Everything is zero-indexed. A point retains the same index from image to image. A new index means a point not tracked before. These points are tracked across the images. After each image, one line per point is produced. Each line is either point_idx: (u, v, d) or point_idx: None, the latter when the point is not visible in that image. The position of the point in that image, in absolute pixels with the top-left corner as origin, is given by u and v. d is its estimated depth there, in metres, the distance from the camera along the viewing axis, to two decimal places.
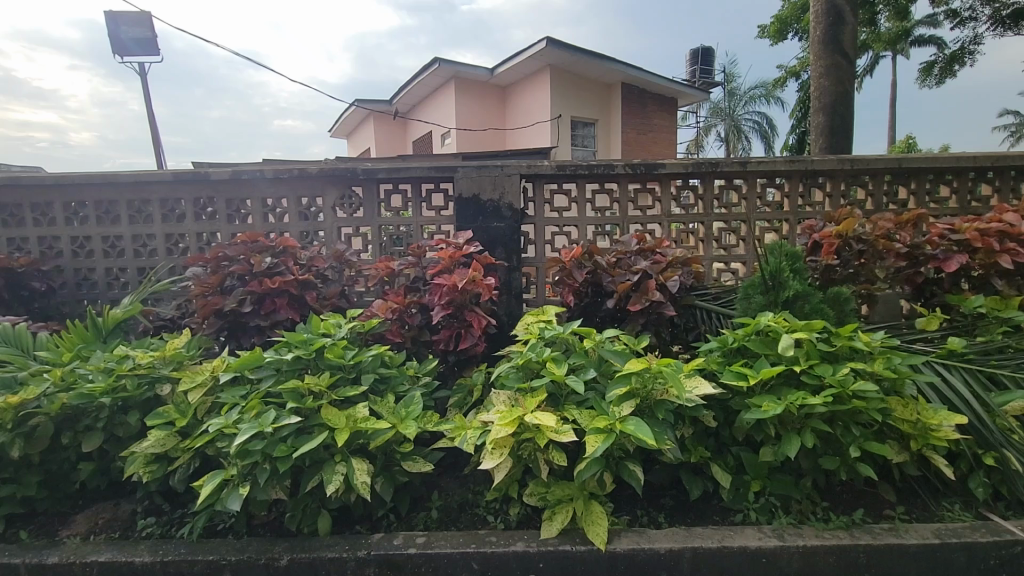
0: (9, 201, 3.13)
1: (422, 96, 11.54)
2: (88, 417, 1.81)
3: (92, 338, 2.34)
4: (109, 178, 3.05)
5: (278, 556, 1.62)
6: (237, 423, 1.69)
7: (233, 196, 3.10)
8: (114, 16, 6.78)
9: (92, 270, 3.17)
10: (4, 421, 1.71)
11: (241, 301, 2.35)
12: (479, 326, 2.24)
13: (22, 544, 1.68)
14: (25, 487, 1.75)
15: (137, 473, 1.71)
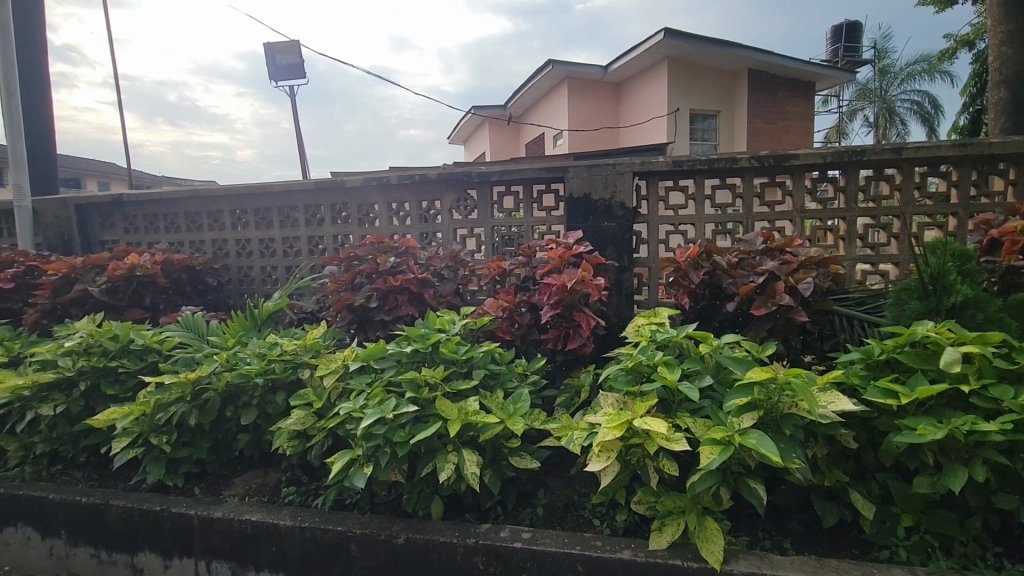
0: (193, 210, 3.75)
1: (535, 99, 11.71)
2: (246, 394, 2.09)
3: (250, 327, 2.71)
4: (265, 188, 3.52)
5: (396, 534, 1.74)
6: (362, 408, 1.84)
7: (364, 201, 3.39)
8: (272, 47, 7.85)
9: (252, 268, 3.67)
10: (186, 393, 2.04)
11: (369, 297, 2.57)
12: (587, 326, 2.22)
13: (196, 499, 1.99)
14: (199, 449, 2.08)
15: (282, 446, 1.95)
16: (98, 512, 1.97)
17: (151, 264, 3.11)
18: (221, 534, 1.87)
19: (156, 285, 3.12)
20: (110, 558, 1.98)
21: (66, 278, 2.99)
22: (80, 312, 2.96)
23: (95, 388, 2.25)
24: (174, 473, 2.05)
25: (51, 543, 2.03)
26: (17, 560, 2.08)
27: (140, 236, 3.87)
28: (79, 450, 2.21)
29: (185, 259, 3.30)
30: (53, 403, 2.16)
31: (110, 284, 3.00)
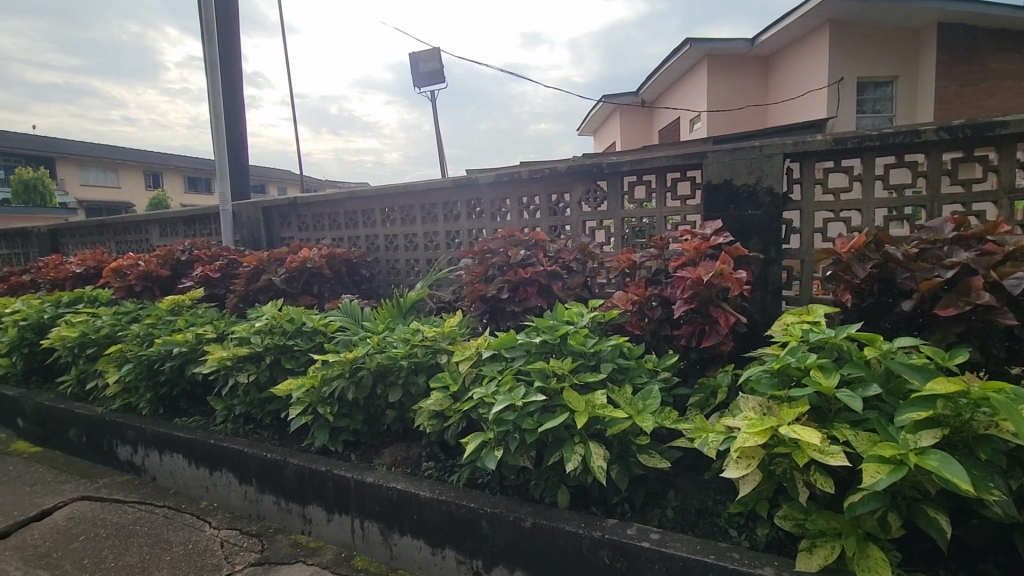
0: (350, 209, 4.22)
1: (670, 82, 11.12)
2: (393, 374, 2.31)
3: (396, 314, 3.00)
4: (410, 187, 3.84)
5: (524, 517, 1.80)
6: (494, 394, 1.93)
7: (497, 196, 3.53)
8: (416, 57, 8.50)
9: (398, 261, 4.03)
10: (345, 370, 2.32)
11: (500, 289, 2.67)
12: (726, 323, 2.06)
13: (353, 464, 2.26)
14: (356, 421, 2.34)
15: (422, 423, 2.11)
16: (278, 467, 2.33)
17: (318, 258, 3.58)
18: (372, 497, 2.10)
19: (322, 276, 3.57)
20: (287, 507, 2.33)
21: (256, 269, 3.55)
22: (266, 298, 3.49)
23: (276, 362, 2.65)
24: (336, 439, 2.34)
25: (245, 488, 2.45)
26: (222, 499, 2.54)
27: (310, 233, 4.47)
28: (265, 414, 2.62)
29: (344, 253, 3.73)
30: (247, 372, 2.59)
31: (288, 275, 3.50)
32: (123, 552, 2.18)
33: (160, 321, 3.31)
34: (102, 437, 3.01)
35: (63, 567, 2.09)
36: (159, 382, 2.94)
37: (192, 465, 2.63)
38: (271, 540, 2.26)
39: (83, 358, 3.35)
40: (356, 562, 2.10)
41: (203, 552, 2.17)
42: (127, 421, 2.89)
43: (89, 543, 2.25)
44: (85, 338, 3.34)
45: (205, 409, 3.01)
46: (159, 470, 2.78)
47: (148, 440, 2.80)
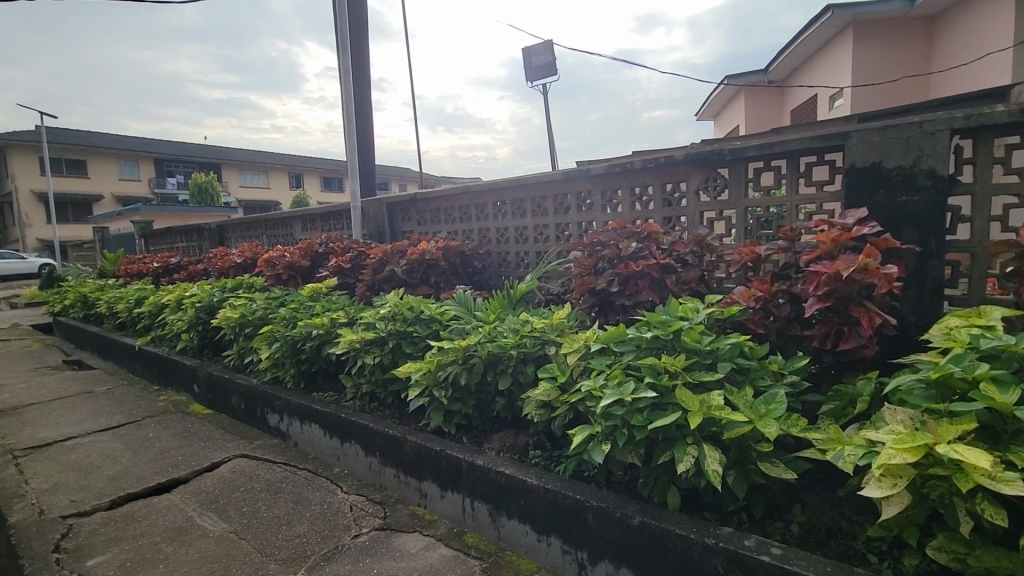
0: (465, 203, 4.41)
1: (805, 56, 10.05)
2: (502, 363, 2.39)
3: (507, 305, 3.09)
4: (521, 181, 3.92)
5: (631, 515, 1.76)
6: (602, 387, 1.91)
7: (608, 187, 3.47)
8: (529, 50, 8.58)
9: (508, 254, 4.13)
10: (458, 357, 2.43)
11: (610, 282, 2.62)
12: (869, 324, 1.84)
13: (465, 446, 2.37)
14: (467, 405, 2.45)
15: (530, 413, 2.15)
16: (399, 443, 2.53)
17: (435, 250, 3.79)
18: (482, 480, 2.19)
19: (438, 267, 3.78)
20: (406, 480, 2.52)
21: (380, 260, 3.86)
22: (389, 287, 3.77)
23: (398, 347, 2.87)
24: (450, 422, 2.46)
25: (370, 460, 2.69)
26: (351, 467, 2.82)
27: (428, 227, 4.75)
28: (388, 394, 2.84)
29: (459, 246, 3.91)
30: (372, 355, 2.83)
31: (409, 266, 3.75)
32: (273, 505, 2.51)
33: (302, 306, 3.73)
34: (257, 405, 3.48)
35: (228, 512, 2.47)
36: (300, 359, 3.33)
37: (327, 435, 2.94)
38: (392, 509, 2.46)
39: (243, 336, 3.89)
40: (466, 539, 2.21)
41: (336, 513, 2.42)
42: (276, 392, 3.31)
43: (247, 495, 2.62)
44: (244, 319, 3.88)
45: (337, 386, 3.34)
46: (300, 438, 3.16)
47: (292, 410, 3.18)
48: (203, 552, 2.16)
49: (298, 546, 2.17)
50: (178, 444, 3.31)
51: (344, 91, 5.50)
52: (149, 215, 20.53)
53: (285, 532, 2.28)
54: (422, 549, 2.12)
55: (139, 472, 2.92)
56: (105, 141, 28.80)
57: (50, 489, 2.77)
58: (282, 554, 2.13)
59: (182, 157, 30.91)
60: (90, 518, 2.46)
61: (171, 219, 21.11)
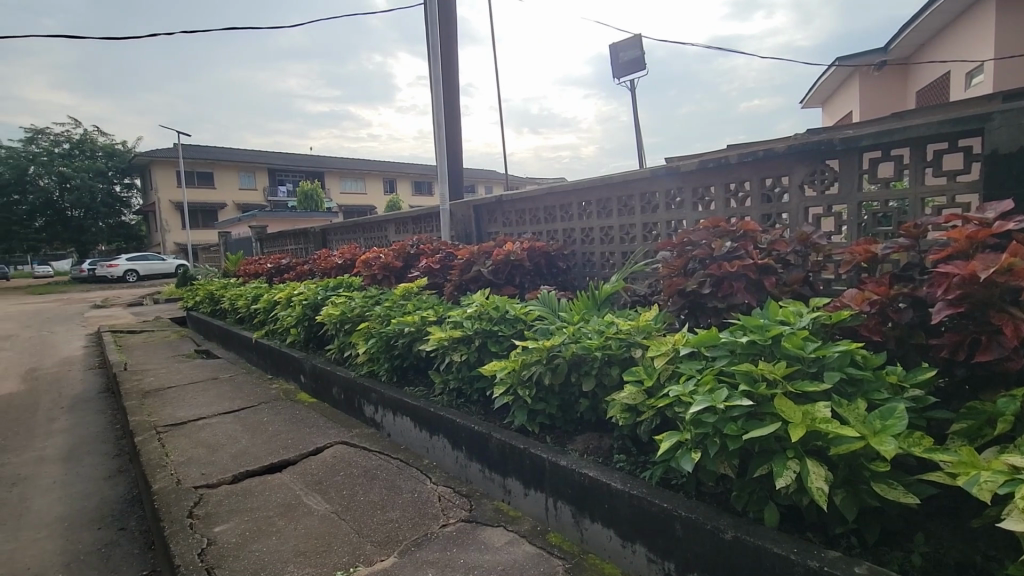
0: (549, 204, 4.42)
1: (935, 29, 8.93)
2: (587, 364, 2.36)
3: (592, 306, 3.06)
4: (607, 180, 3.87)
5: (723, 528, 1.67)
6: (692, 393, 1.83)
7: (700, 183, 3.31)
8: (617, 46, 8.43)
9: (593, 254, 4.08)
10: (543, 356, 2.44)
11: (702, 283, 2.50)
12: (1012, 332, 1.57)
13: (549, 446, 2.38)
14: (551, 405, 2.45)
15: (615, 416, 2.10)
16: (483, 439, 2.60)
17: (520, 251, 3.84)
18: (565, 481, 2.20)
19: (523, 268, 3.83)
20: (491, 476, 2.58)
21: (467, 261, 3.98)
22: (475, 287, 3.87)
23: (484, 345, 2.94)
24: (533, 421, 2.48)
25: (457, 454, 2.79)
26: (440, 460, 2.93)
27: (513, 228, 4.82)
28: (474, 390, 2.92)
29: (543, 247, 3.93)
30: (459, 352, 2.92)
31: (494, 266, 3.83)
32: (369, 490, 2.69)
33: (395, 305, 3.95)
34: (355, 397, 3.73)
35: (330, 494, 2.67)
36: (393, 355, 3.52)
37: (417, 428, 3.09)
38: (478, 502, 2.52)
39: (343, 332, 4.19)
40: (550, 538, 2.22)
41: (425, 502, 2.53)
42: (371, 385, 3.53)
43: (346, 479, 2.83)
44: (344, 316, 4.17)
45: (427, 381, 3.50)
46: (392, 429, 3.34)
47: (385, 403, 3.38)
48: (309, 529, 2.35)
49: (392, 530, 2.30)
50: (287, 429, 3.63)
51: (434, 98, 5.74)
52: (264, 220, 22.73)
53: (380, 516, 2.42)
54: (507, 544, 2.16)
55: (255, 452, 3.25)
56: (229, 155, 32.29)
57: (185, 462, 3.16)
58: (377, 536, 2.27)
59: (292, 167, 33.86)
60: (216, 490, 2.78)
61: (282, 223, 23.22)
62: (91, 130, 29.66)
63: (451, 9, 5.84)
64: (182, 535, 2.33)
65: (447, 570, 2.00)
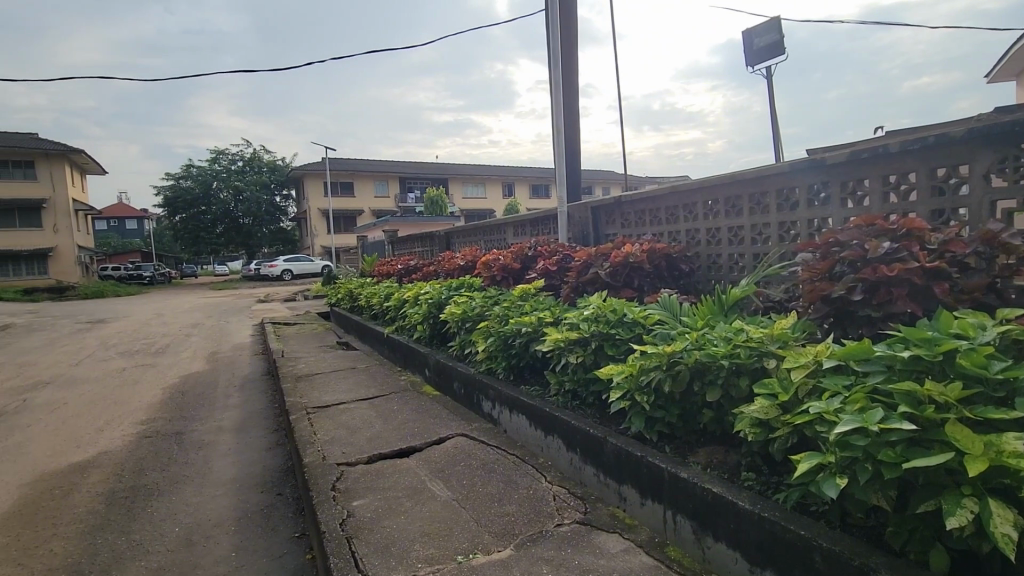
0: (672, 204, 4.24)
1: None
2: (712, 373, 2.22)
3: (718, 311, 2.88)
4: (738, 177, 3.61)
5: (875, 567, 1.48)
6: (838, 411, 1.64)
7: (850, 176, 2.95)
8: (751, 32, 7.85)
9: (720, 256, 3.84)
10: (662, 362, 2.34)
11: (852, 288, 2.21)
12: None
13: (668, 456, 2.29)
14: (670, 414, 2.34)
15: (744, 430, 1.95)
16: (599, 443, 2.57)
17: (640, 253, 3.74)
18: (685, 494, 2.09)
19: (642, 270, 3.72)
20: (606, 481, 2.54)
21: (585, 263, 3.96)
22: (593, 289, 3.83)
23: (601, 348, 2.90)
24: (651, 428, 2.38)
25: (572, 455, 2.79)
26: (554, 460, 2.95)
27: (632, 230, 4.71)
28: (589, 393, 2.89)
29: (665, 248, 3.79)
30: (576, 354, 2.91)
31: (612, 268, 3.76)
32: (486, 482, 2.80)
33: (513, 305, 4.06)
34: (474, 392, 3.90)
35: (451, 482, 2.83)
36: (511, 354, 3.61)
37: (533, 426, 3.15)
38: (592, 505, 2.49)
39: (464, 330, 4.40)
40: (668, 551, 2.12)
41: (540, 499, 2.57)
42: (490, 382, 3.67)
43: (466, 470, 2.97)
44: (465, 315, 4.39)
45: (543, 381, 3.55)
46: (509, 426, 3.44)
47: (503, 400, 3.49)
48: (433, 512, 2.51)
49: (508, 523, 2.37)
50: (413, 418, 3.91)
51: (554, 103, 5.82)
52: (395, 225, 24.73)
53: (497, 508, 2.51)
54: (622, 552, 2.11)
55: (386, 437, 3.55)
56: (367, 166, 35.62)
57: (329, 441, 3.55)
58: (494, 527, 2.36)
59: (420, 175, 36.39)
60: (354, 468, 3.09)
61: (410, 227, 25.03)
62: (260, 150, 34.58)
63: (572, 12, 5.88)
64: (327, 506, 2.62)
65: (561, 569, 2.01)
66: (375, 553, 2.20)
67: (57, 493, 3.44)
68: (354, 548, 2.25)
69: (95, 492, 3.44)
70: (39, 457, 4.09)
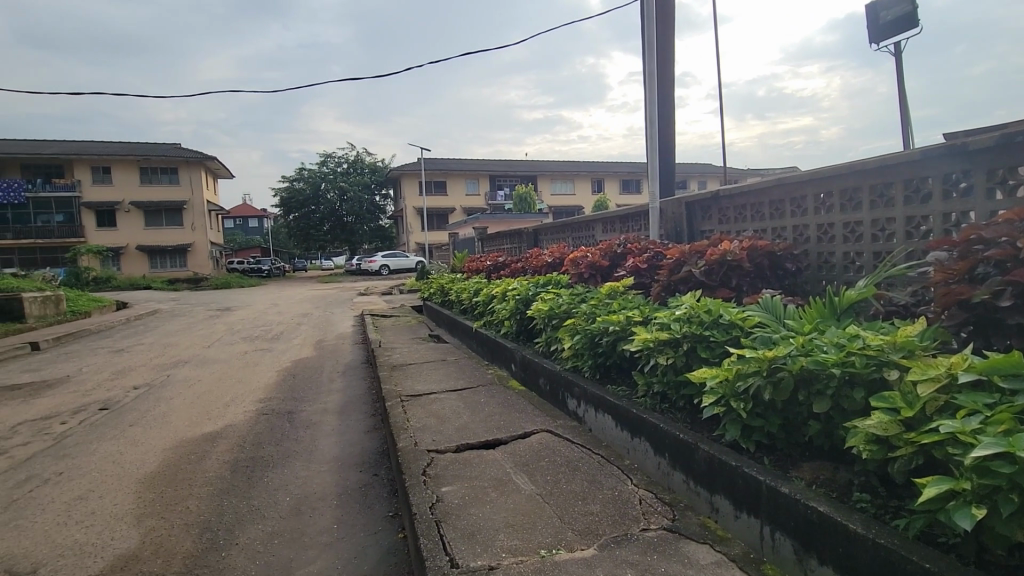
0: (777, 197, 3.94)
1: None
2: (820, 382, 2.04)
3: (829, 315, 2.64)
4: (856, 167, 3.27)
5: None
6: (976, 433, 1.44)
7: (999, 164, 2.56)
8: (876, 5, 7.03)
9: (833, 254, 3.51)
10: (762, 368, 2.18)
11: (998, 292, 1.93)
12: None
13: (766, 468, 2.14)
14: (770, 424, 2.18)
15: (857, 447, 1.77)
16: (690, 449, 2.45)
17: (739, 251, 3.52)
18: (787, 510, 1.94)
19: (741, 269, 3.50)
20: (696, 489, 2.43)
21: (678, 261, 3.80)
22: (686, 288, 3.67)
23: (693, 350, 2.77)
24: (748, 437, 2.24)
25: (660, 460, 2.70)
26: (641, 463, 2.87)
27: (731, 226, 4.44)
28: (680, 397, 2.77)
29: (767, 246, 3.53)
30: (666, 355, 2.81)
31: (708, 267, 3.57)
32: (571, 479, 2.79)
33: (601, 303, 4.00)
34: (559, 389, 3.90)
35: (536, 476, 2.85)
36: (597, 352, 3.56)
37: (619, 427, 3.08)
38: (681, 513, 2.39)
39: (550, 327, 4.41)
40: (764, 569, 1.99)
41: (625, 502, 2.52)
42: (576, 380, 3.65)
43: (550, 466, 2.98)
44: (552, 311, 4.40)
45: (630, 381, 3.46)
46: (594, 425, 3.40)
47: (589, 398, 3.45)
48: (516, 505, 2.56)
49: (592, 523, 2.34)
50: (499, 411, 4.00)
51: (647, 95, 5.64)
52: (484, 222, 25.35)
53: (581, 506, 2.49)
54: (714, 565, 2.01)
55: (473, 428, 3.65)
56: (459, 165, 36.80)
57: (421, 428, 3.73)
58: (578, 525, 2.34)
59: (509, 173, 36.95)
60: (443, 455, 3.22)
61: (499, 224, 25.54)
62: (362, 153, 37.01)
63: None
64: (418, 489, 2.76)
65: None
66: (462, 539, 2.28)
67: (193, 458, 3.94)
68: (442, 531, 2.35)
69: (223, 459, 3.90)
70: (179, 426, 4.71)
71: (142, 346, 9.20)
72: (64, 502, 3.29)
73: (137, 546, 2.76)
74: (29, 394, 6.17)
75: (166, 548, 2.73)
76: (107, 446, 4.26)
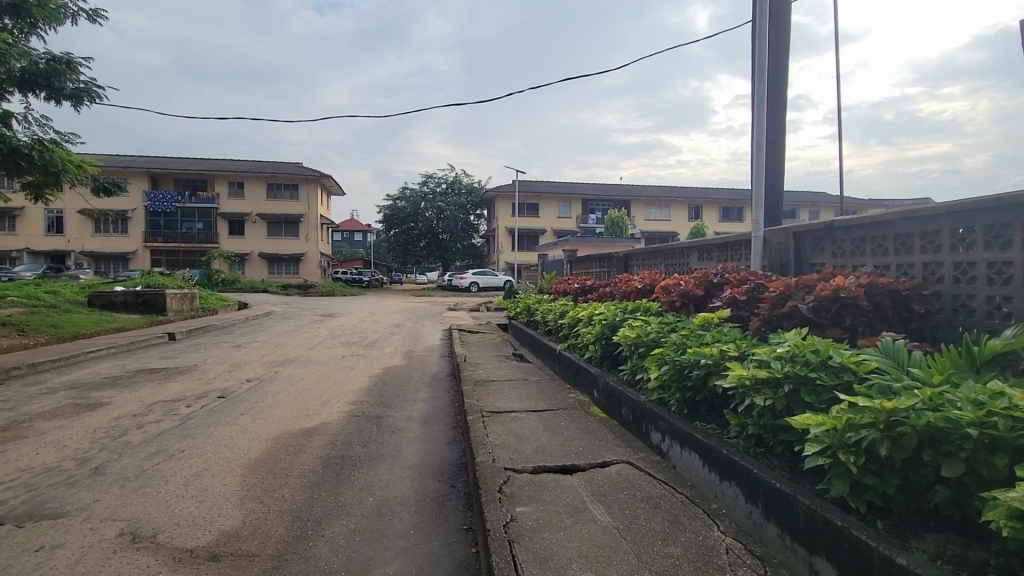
0: (904, 231, 3.55)
1: None
2: (951, 442, 1.78)
3: (966, 365, 2.32)
4: (1005, 200, 2.87)
5: None
6: None
7: None
8: None
9: (972, 297, 3.07)
10: (879, 420, 1.95)
11: None
12: None
13: (879, 533, 1.89)
14: (888, 484, 1.91)
15: (996, 521, 1.52)
16: (788, 501, 2.24)
17: (855, 287, 3.20)
18: None
19: (858, 307, 3.17)
20: (794, 546, 2.21)
21: (782, 295, 3.53)
22: (790, 324, 3.40)
23: (796, 393, 2.53)
24: (857, 496, 1.99)
25: (752, 509, 2.49)
26: (730, 509, 2.67)
27: (846, 260, 4.07)
28: (778, 441, 2.55)
29: (890, 284, 3.19)
30: (763, 395, 2.58)
31: (817, 303, 3.27)
32: (651, 517, 2.65)
33: (693, 334, 3.82)
34: (644, 420, 3.76)
35: (613, 508, 2.75)
36: (686, 385, 3.38)
37: (707, 468, 2.90)
38: (775, 569, 2.17)
39: (636, 354, 4.29)
40: None
41: (711, 550, 2.34)
42: (661, 413, 3.49)
43: (630, 500, 2.86)
44: (639, 339, 4.27)
45: (722, 420, 3.23)
46: (679, 462, 3.22)
47: (675, 433, 3.29)
48: (593, 535, 2.48)
49: (671, 565, 2.21)
50: (579, 437, 3.92)
51: (755, 120, 5.40)
52: (576, 245, 25.46)
53: (661, 547, 2.36)
54: None
55: (552, 451, 3.61)
56: (552, 188, 37.35)
57: (499, 446, 3.75)
58: (656, 566, 2.22)
59: (602, 197, 36.90)
60: (519, 475, 3.21)
61: (589, 247, 25.44)
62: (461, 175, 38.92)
63: (782, 23, 5.46)
64: (493, 506, 2.77)
65: None
66: (533, 562, 2.25)
67: (291, 451, 4.27)
68: (513, 552, 2.34)
69: (316, 454, 4.19)
70: (281, 419, 5.14)
71: (257, 344, 10.21)
72: (183, 477, 3.71)
73: (238, 524, 3.03)
74: (164, 377, 7.07)
75: (262, 531, 2.96)
76: (222, 430, 4.75)
